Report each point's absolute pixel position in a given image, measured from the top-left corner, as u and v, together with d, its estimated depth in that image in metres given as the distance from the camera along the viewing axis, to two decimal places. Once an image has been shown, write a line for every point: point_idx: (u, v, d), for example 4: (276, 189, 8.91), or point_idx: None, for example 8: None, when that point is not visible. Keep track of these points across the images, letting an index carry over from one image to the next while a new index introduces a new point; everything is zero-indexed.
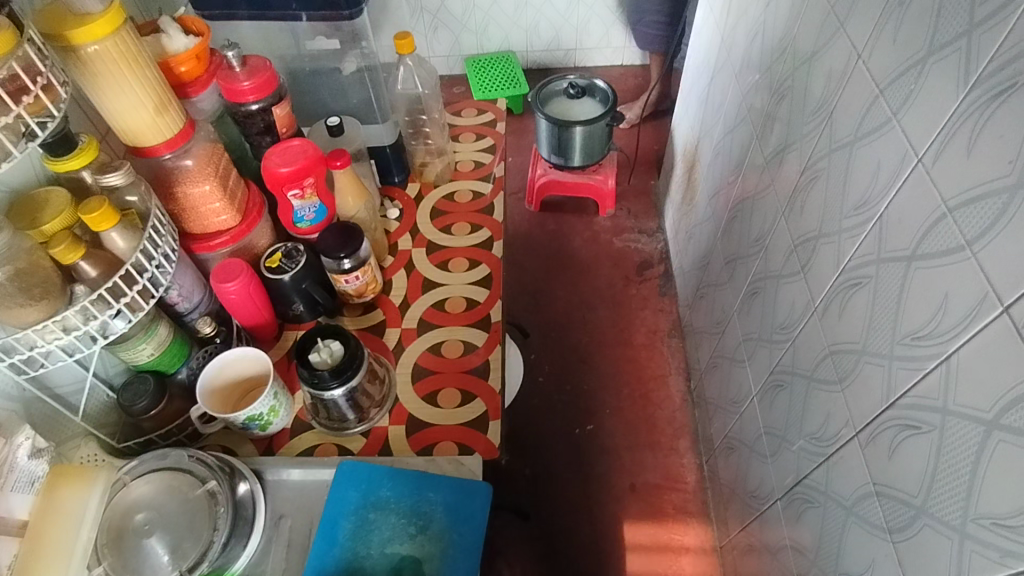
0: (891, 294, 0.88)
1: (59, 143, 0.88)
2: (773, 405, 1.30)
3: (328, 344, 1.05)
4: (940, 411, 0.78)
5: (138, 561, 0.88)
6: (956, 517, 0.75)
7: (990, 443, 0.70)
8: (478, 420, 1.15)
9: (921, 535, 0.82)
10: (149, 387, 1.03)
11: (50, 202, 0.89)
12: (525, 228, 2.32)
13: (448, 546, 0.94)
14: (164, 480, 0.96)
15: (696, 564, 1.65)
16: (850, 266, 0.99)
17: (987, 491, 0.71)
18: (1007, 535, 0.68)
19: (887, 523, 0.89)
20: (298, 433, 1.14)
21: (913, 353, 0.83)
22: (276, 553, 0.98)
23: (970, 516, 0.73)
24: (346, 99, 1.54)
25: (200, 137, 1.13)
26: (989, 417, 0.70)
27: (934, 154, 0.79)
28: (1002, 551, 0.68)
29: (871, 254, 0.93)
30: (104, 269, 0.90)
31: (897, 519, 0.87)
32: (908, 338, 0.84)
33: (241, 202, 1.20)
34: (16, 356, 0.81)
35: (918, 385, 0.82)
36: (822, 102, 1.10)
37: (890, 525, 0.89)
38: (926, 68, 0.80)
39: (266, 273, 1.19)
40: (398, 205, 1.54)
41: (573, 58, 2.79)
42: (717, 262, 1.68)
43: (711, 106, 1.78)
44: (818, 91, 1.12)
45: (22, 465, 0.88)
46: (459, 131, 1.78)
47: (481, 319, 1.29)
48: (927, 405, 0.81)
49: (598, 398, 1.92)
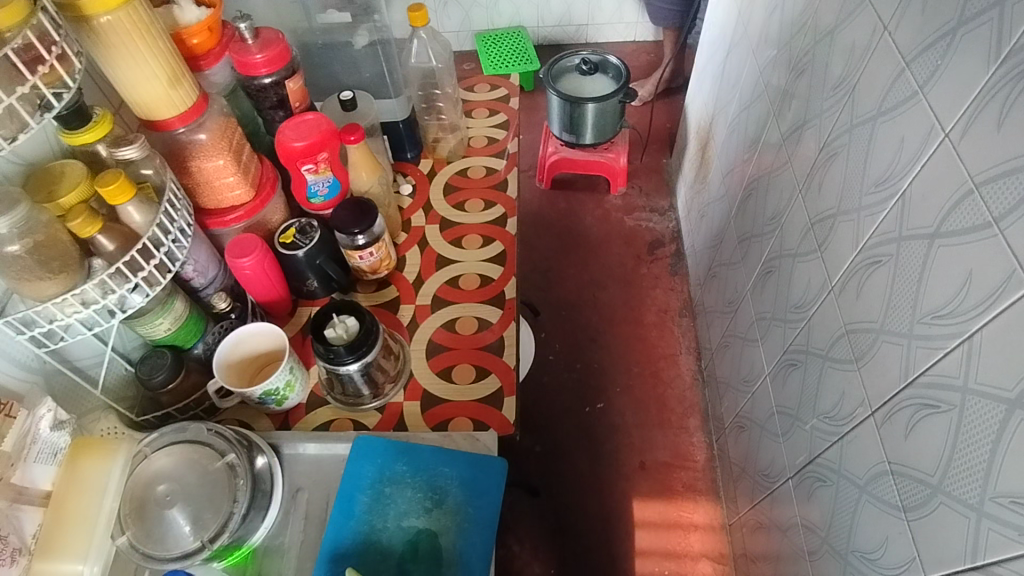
0: (911, 272, 0.87)
1: (74, 116, 0.87)
2: (786, 384, 1.30)
3: (344, 320, 1.05)
4: (959, 390, 0.78)
5: (161, 531, 0.90)
6: (973, 496, 0.75)
7: (1011, 423, 0.69)
8: (492, 396, 1.15)
9: (936, 513, 0.82)
10: (167, 361, 1.04)
11: (66, 174, 0.89)
12: (535, 206, 2.30)
13: (463, 519, 0.95)
14: (184, 452, 0.96)
15: (704, 541, 1.66)
16: (869, 244, 0.97)
17: (1007, 470, 0.70)
18: None
19: (901, 502, 0.89)
20: (314, 408, 1.15)
21: (934, 332, 0.82)
22: (294, 525, 0.99)
23: (988, 494, 0.73)
24: (359, 73, 1.52)
25: (213, 110, 1.12)
26: (1011, 395, 0.69)
27: (962, 129, 0.77)
28: (1020, 529, 0.68)
29: (892, 232, 0.92)
30: (121, 243, 0.90)
31: (912, 498, 0.87)
32: (929, 316, 0.83)
33: (255, 177, 1.20)
34: (37, 329, 0.83)
35: (937, 364, 0.81)
36: (844, 77, 1.07)
37: (905, 504, 0.89)
38: (956, 40, 0.78)
39: (280, 248, 1.19)
40: (411, 181, 1.53)
41: (585, 34, 2.74)
42: (730, 241, 1.67)
43: (727, 82, 1.75)
44: (839, 65, 1.09)
45: (44, 437, 0.90)
46: (471, 106, 1.76)
47: (495, 296, 1.29)
48: (947, 384, 0.80)
49: (608, 377, 1.92)
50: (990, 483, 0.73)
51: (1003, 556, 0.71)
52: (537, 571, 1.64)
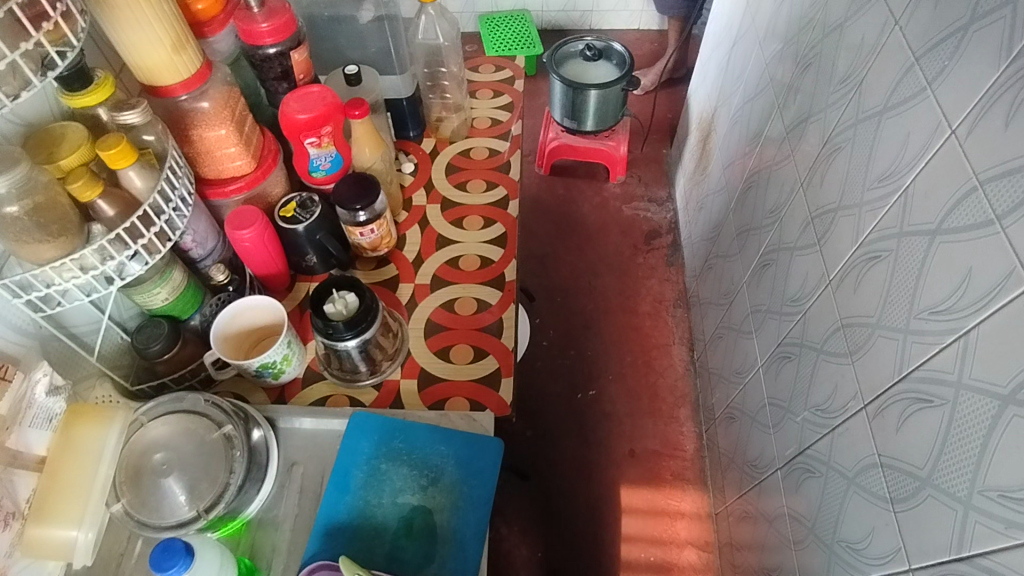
0: (911, 267, 0.87)
1: (75, 77, 0.86)
2: (778, 376, 1.31)
3: (343, 296, 1.04)
4: (953, 384, 0.78)
5: (156, 499, 0.91)
6: (961, 489, 0.76)
7: (1004, 418, 0.70)
8: (490, 377, 1.15)
9: (923, 505, 0.83)
10: (163, 331, 1.04)
11: (66, 137, 0.88)
12: (534, 192, 2.29)
13: (458, 498, 0.96)
14: (181, 422, 0.97)
15: (690, 529, 1.68)
16: (869, 239, 0.98)
17: (999, 466, 0.71)
18: (1015, 507, 0.69)
19: (889, 493, 0.91)
20: (310, 383, 1.15)
21: (930, 327, 0.83)
22: (289, 499, 0.99)
23: (976, 488, 0.74)
24: (363, 49, 1.50)
25: (217, 79, 1.10)
26: (1005, 392, 0.70)
27: (969, 126, 0.77)
28: (1007, 522, 0.70)
29: (893, 227, 0.92)
30: (121, 209, 0.89)
31: (901, 490, 0.88)
32: (926, 312, 0.84)
33: (256, 149, 1.18)
34: (33, 292, 0.82)
35: (933, 359, 0.82)
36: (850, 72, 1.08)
37: (893, 495, 0.90)
38: (967, 37, 0.78)
39: (280, 222, 1.18)
40: (413, 159, 1.52)
41: (589, 20, 2.72)
42: (728, 233, 1.67)
43: (731, 73, 1.74)
44: (847, 60, 1.09)
45: (39, 402, 0.89)
46: (477, 87, 1.75)
47: (494, 278, 1.29)
48: (941, 378, 0.81)
49: (601, 364, 1.93)
50: (982, 481, 0.73)
51: (989, 548, 0.72)
52: (524, 554, 1.65)
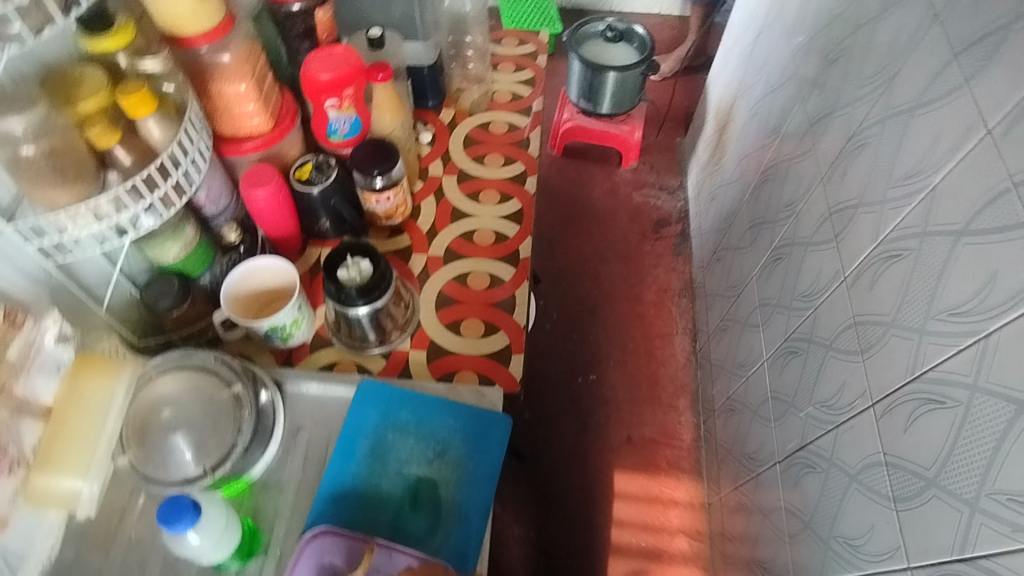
0: (931, 268, 0.87)
1: (95, 18, 0.84)
2: (784, 370, 1.31)
3: (358, 262, 1.03)
4: (968, 388, 0.78)
5: (162, 455, 0.90)
6: (969, 491, 0.76)
7: (1019, 424, 0.70)
8: (500, 353, 1.15)
9: (926, 506, 0.83)
10: (173, 287, 1.03)
11: (85, 81, 0.86)
12: (545, 173, 2.27)
13: (464, 473, 0.95)
14: (190, 380, 0.96)
15: (682, 518, 1.69)
16: (889, 237, 0.97)
17: (1008, 471, 0.71)
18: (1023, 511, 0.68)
19: (892, 492, 0.91)
20: (318, 348, 1.14)
21: (948, 328, 0.82)
22: (293, 464, 0.99)
23: (985, 491, 0.74)
24: (386, 13, 1.47)
25: (238, 33, 1.07)
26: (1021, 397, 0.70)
27: (1005, 125, 0.76)
28: (1013, 526, 0.70)
29: (916, 227, 0.91)
30: (138, 156, 0.88)
31: (905, 489, 0.88)
32: (944, 313, 0.83)
33: (275, 108, 1.16)
34: (47, 238, 0.81)
35: (948, 361, 0.82)
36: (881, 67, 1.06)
37: (896, 494, 0.90)
38: (1010, 33, 0.76)
39: (296, 184, 1.16)
40: (432, 129, 1.50)
41: (611, 2, 2.68)
42: (740, 225, 1.66)
43: (753, 64, 1.72)
44: (882, 56, 1.07)
45: (48, 350, 0.87)
46: (499, 60, 1.72)
47: (508, 254, 1.28)
48: (956, 381, 0.80)
49: (603, 350, 1.93)
50: (988, 482, 0.74)
51: (993, 551, 0.72)
52: (517, 533, 1.66)
